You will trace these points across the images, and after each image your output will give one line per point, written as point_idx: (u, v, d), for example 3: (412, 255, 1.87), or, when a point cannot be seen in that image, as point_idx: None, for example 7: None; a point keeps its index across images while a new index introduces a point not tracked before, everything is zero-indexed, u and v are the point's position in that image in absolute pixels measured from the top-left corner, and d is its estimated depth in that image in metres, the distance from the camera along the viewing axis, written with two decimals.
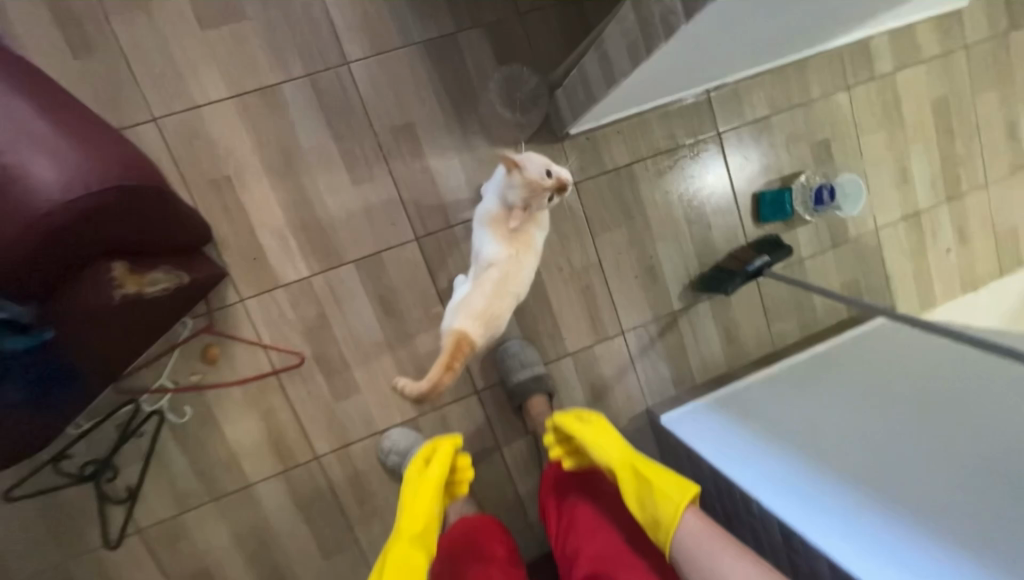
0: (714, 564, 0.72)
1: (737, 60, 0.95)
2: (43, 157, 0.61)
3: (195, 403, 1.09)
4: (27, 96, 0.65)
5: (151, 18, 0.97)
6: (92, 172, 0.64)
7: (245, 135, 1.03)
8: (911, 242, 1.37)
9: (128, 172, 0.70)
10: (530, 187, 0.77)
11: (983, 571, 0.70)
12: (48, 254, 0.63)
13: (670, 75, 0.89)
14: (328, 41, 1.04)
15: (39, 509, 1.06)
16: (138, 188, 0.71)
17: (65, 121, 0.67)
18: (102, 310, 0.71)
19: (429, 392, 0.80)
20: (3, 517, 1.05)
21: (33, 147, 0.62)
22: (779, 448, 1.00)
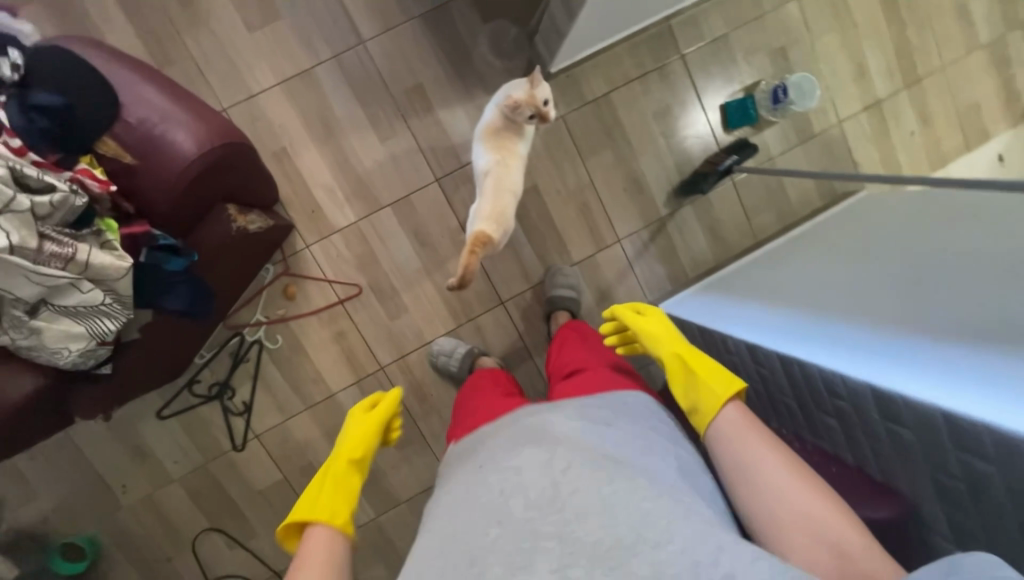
0: (743, 454, 0.67)
1: None
2: (178, 126, 0.85)
3: (284, 332, 1.38)
4: (146, 78, 0.86)
5: (210, 29, 1.24)
6: (210, 133, 0.88)
7: (292, 113, 1.29)
8: (875, 129, 1.53)
9: (230, 131, 0.92)
10: (530, 99, 1.00)
11: (883, 334, 0.84)
12: (191, 197, 0.90)
13: (623, 5, 1.09)
14: (346, 26, 1.28)
15: (183, 424, 1.39)
16: (240, 144, 0.94)
17: (176, 94, 0.88)
18: (225, 238, 1.00)
19: (464, 278, 1.03)
20: (158, 432, 1.38)
21: (167, 119, 0.85)
22: (748, 303, 1.19)
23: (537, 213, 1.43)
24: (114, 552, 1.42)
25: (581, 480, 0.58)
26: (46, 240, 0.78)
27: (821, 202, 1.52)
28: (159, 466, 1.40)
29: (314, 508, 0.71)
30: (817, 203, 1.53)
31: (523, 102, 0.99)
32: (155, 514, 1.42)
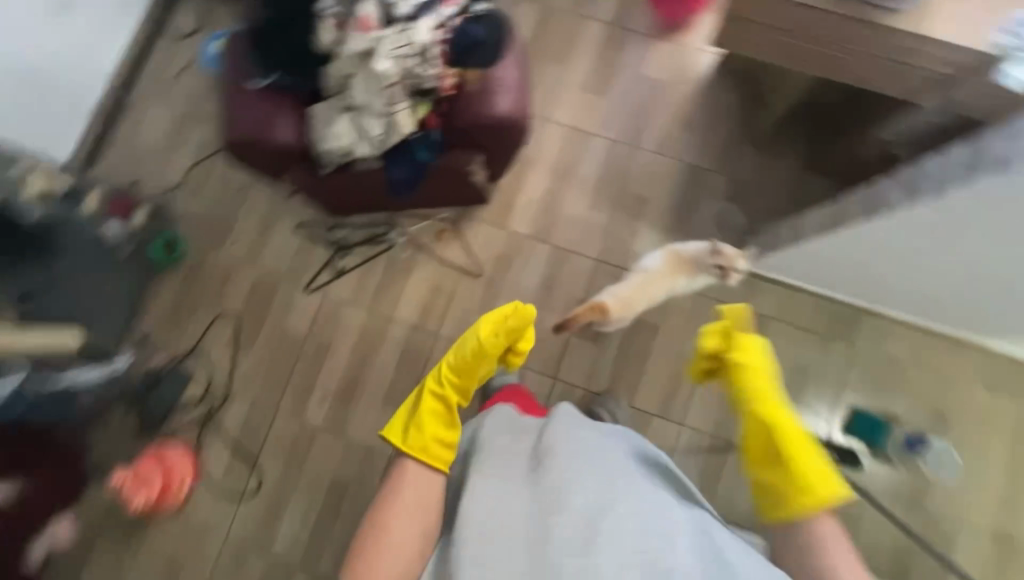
0: None
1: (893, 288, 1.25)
2: (507, 96, 1.18)
3: (411, 253, 1.63)
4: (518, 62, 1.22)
5: (560, 71, 1.67)
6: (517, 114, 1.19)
7: (555, 147, 1.64)
8: (990, 565, 1.35)
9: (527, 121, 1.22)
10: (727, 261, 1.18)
11: None
12: (472, 132, 1.22)
13: (837, 265, 1.24)
14: (635, 130, 1.62)
15: (300, 243, 1.66)
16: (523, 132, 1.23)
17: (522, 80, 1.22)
18: (456, 169, 1.28)
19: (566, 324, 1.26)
20: (283, 233, 1.67)
21: (505, 87, 1.18)
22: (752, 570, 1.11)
23: (642, 345, 1.52)
24: (172, 275, 1.64)
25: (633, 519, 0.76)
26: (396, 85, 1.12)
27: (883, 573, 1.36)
28: (258, 254, 1.66)
29: (424, 452, 0.97)
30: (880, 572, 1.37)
31: (725, 255, 1.17)
32: (221, 279, 1.65)
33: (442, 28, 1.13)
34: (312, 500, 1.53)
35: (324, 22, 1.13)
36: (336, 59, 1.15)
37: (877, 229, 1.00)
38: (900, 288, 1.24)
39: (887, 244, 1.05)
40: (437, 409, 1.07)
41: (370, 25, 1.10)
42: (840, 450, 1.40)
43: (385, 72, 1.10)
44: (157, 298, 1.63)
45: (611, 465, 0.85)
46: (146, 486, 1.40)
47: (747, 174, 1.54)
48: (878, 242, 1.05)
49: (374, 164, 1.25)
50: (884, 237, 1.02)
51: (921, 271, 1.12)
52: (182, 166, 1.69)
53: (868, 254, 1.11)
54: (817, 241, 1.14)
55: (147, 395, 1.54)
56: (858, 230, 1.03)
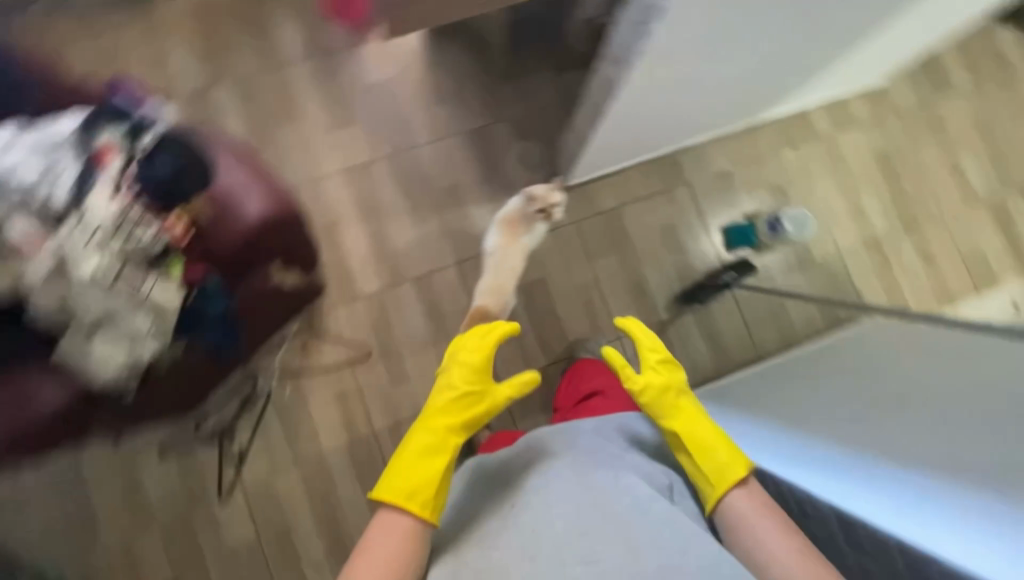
0: (746, 524, 0.78)
1: (679, 127, 1.36)
2: (253, 198, 1.08)
3: (294, 384, 1.48)
4: (241, 159, 1.11)
5: (298, 127, 1.54)
6: (274, 206, 1.09)
7: (347, 195, 1.54)
8: (877, 264, 1.59)
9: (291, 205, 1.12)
10: (542, 199, 1.19)
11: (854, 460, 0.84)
12: (246, 250, 1.10)
13: (629, 140, 1.32)
14: (403, 133, 1.56)
15: (179, 460, 1.44)
16: (294, 216, 1.13)
17: (259, 171, 1.11)
18: (263, 290, 1.16)
19: None
20: (154, 463, 1.44)
21: (245, 191, 1.08)
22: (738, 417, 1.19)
23: (544, 302, 1.54)
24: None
25: (581, 521, 0.74)
26: (123, 271, 0.94)
27: (823, 327, 1.55)
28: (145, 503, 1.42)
29: (417, 499, 0.83)
30: (821, 328, 1.56)
31: (538, 197, 1.18)
32: (126, 551, 1.41)
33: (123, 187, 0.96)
34: None
35: None
36: (36, 292, 0.94)
37: (632, 100, 1.01)
38: (698, 115, 1.29)
39: (653, 104, 1.07)
40: (427, 449, 0.93)
41: (38, 240, 0.91)
42: (732, 267, 1.53)
43: (99, 269, 0.93)
44: None
45: (541, 483, 0.83)
46: None
47: (519, 106, 1.57)
48: (645, 106, 1.07)
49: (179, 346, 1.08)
50: (644, 102, 1.04)
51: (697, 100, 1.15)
52: None
53: (639, 121, 1.18)
54: (606, 131, 1.16)
55: None
56: (621, 110, 1.05)
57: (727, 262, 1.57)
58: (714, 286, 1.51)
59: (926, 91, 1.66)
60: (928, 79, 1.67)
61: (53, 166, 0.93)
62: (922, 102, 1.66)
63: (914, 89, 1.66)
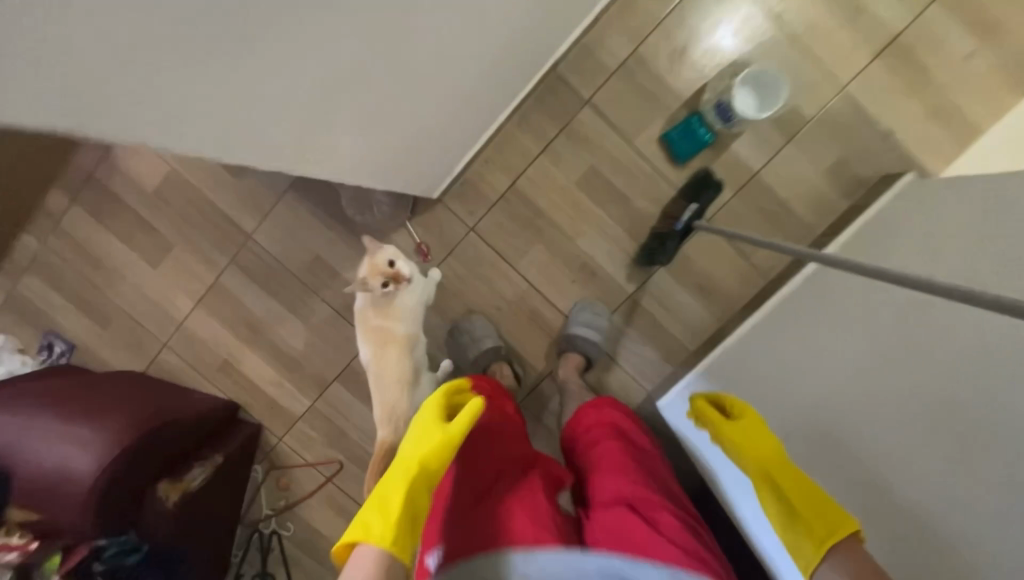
0: None
1: (506, 63, 0.91)
2: (77, 453, 0.92)
3: (290, 521, 1.41)
4: (51, 412, 0.98)
5: (126, 279, 1.29)
6: (107, 446, 0.93)
7: (220, 323, 1.30)
8: (899, 77, 1.07)
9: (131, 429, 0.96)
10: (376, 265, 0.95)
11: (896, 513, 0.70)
12: (115, 499, 0.94)
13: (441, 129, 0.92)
14: (230, 227, 1.24)
15: None
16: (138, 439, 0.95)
17: (74, 415, 0.98)
18: (165, 518, 1.01)
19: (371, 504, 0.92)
20: None
21: (66, 445, 0.93)
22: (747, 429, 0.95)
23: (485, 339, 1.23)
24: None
25: None
26: None
27: (846, 204, 1.11)
28: None
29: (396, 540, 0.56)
30: (844, 206, 1.12)
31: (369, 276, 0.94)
32: None
33: None
34: None
35: None
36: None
37: (365, 160, 0.81)
38: (519, 58, 0.95)
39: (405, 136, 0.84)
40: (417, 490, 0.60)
41: None
42: (691, 197, 1.11)
43: None
44: None
45: None
46: None
47: None
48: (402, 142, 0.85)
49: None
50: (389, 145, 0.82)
51: (477, 76, 0.85)
52: None
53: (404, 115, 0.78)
54: (407, 176, 0.98)
55: None
56: (374, 169, 0.86)
57: (686, 187, 1.12)
58: (674, 235, 1.10)
59: None
60: None
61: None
62: None
63: None
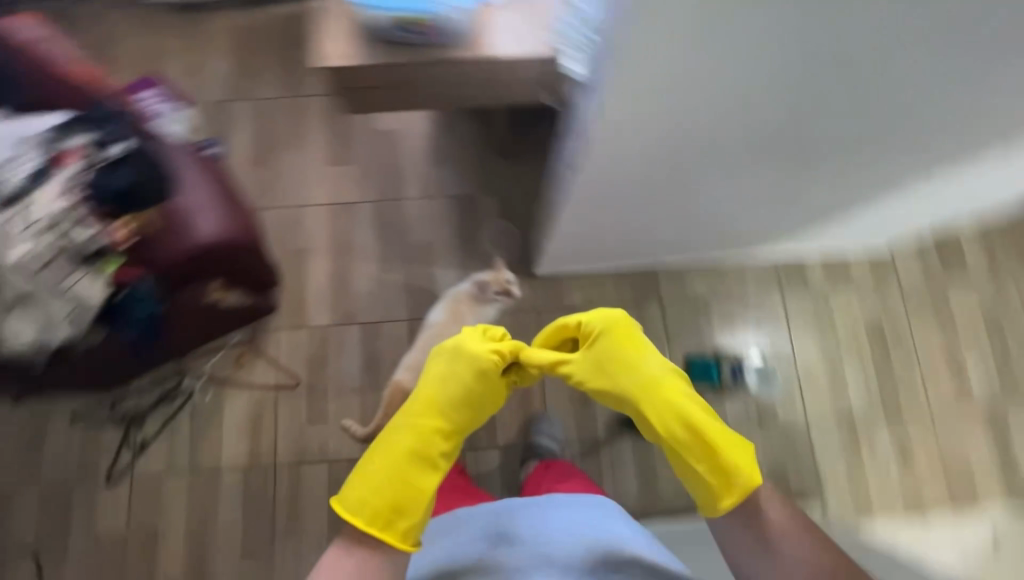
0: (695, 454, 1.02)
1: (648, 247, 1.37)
2: (195, 224, 1.07)
3: (218, 392, 1.48)
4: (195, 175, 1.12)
5: (302, 155, 1.63)
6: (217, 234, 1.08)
7: (323, 227, 1.59)
8: (843, 445, 1.46)
9: (234, 239, 1.10)
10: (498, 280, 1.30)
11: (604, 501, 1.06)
12: (188, 272, 1.09)
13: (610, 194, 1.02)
14: (396, 184, 1.62)
15: (123, 433, 1.45)
16: (230, 249, 1.10)
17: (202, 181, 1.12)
18: (190, 305, 1.18)
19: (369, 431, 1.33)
20: (92, 430, 1.45)
21: (202, 214, 1.09)
22: None
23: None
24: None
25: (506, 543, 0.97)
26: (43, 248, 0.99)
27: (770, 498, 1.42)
28: (41, 467, 1.43)
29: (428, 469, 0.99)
30: None
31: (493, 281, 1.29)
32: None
33: (73, 189, 0.98)
34: None
35: None
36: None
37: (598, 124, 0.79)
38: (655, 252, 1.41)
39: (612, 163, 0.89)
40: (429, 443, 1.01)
41: None
42: None
43: (28, 254, 0.97)
44: None
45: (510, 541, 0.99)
46: None
47: (511, 186, 1.60)
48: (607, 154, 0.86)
49: (46, 362, 1.10)
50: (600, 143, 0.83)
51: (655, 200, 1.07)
52: None
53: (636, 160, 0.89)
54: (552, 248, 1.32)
55: None
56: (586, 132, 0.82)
57: None
58: None
59: (935, 271, 1.58)
60: (938, 260, 1.59)
61: (16, 157, 0.97)
62: (929, 281, 1.57)
63: (921, 267, 1.58)
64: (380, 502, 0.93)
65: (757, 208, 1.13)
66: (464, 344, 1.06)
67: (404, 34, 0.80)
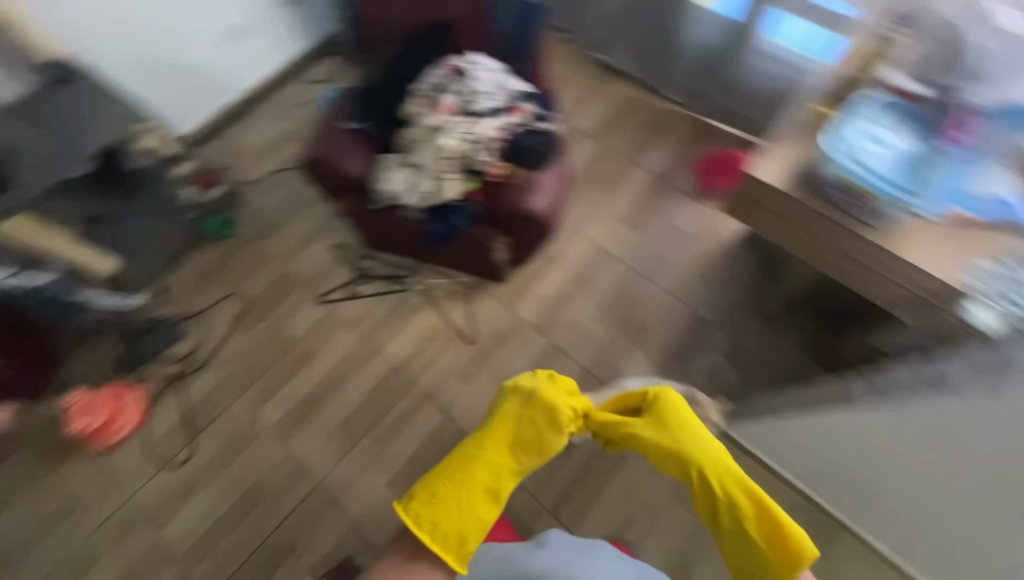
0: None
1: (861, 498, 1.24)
2: (535, 193, 1.33)
3: (423, 302, 1.73)
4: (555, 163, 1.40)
5: (606, 195, 1.85)
6: (543, 208, 1.33)
7: (579, 254, 1.78)
8: None
9: (547, 217, 1.35)
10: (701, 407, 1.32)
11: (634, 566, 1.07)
12: (504, 217, 1.36)
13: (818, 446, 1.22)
14: (657, 268, 1.74)
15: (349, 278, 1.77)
16: (540, 221, 1.35)
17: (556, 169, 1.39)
18: (476, 239, 1.43)
19: None
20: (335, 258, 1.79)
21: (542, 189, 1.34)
22: None
23: (604, 471, 1.43)
24: (215, 248, 1.83)
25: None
26: (452, 150, 1.26)
27: None
28: (293, 255, 1.80)
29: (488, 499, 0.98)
30: None
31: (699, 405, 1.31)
32: (253, 263, 1.80)
33: (503, 131, 1.26)
34: (224, 507, 1.46)
35: (416, 100, 1.25)
36: (411, 127, 1.27)
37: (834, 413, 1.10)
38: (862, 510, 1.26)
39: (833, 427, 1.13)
40: (490, 480, 1.01)
41: (445, 109, 1.22)
42: None
43: (446, 149, 1.25)
44: (191, 266, 1.80)
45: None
46: (90, 414, 1.45)
47: (749, 342, 1.61)
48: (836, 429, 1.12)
49: (376, 208, 1.42)
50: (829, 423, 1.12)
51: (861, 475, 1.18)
52: (266, 168, 1.94)
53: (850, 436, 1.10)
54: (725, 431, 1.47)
55: (136, 336, 1.64)
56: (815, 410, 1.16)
57: None
58: None
59: None
60: None
61: (492, 97, 1.24)
62: None
63: None
64: (450, 527, 0.92)
65: (973, 560, 1.07)
66: (543, 393, 1.08)
67: (850, 193, 1.10)
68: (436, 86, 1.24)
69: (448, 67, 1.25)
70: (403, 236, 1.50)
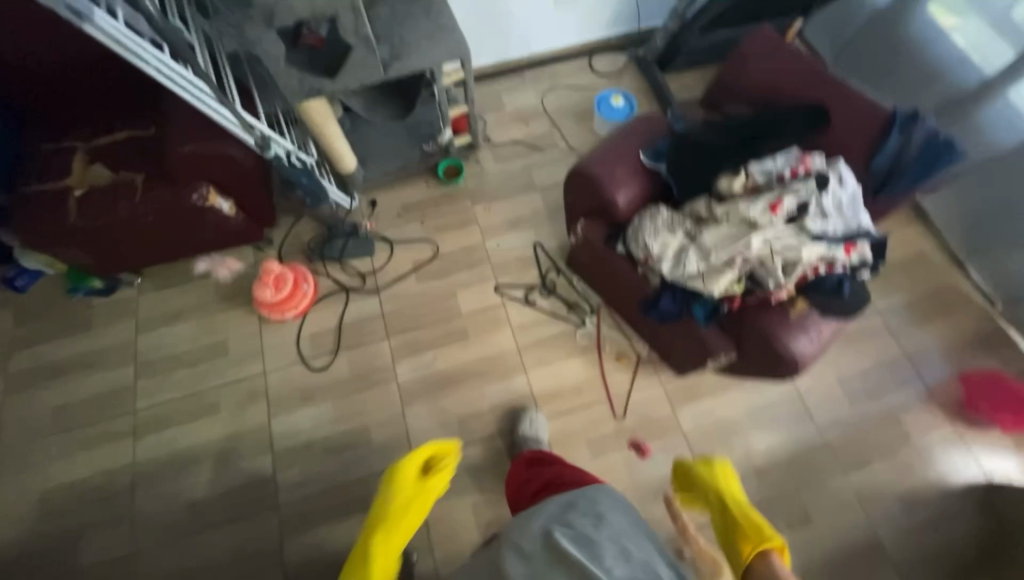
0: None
1: None
2: (802, 334, 1.12)
3: (587, 345, 1.59)
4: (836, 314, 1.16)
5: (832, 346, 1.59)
6: (802, 355, 1.12)
7: (770, 392, 1.54)
8: None
9: (798, 365, 1.13)
10: None
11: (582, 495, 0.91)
12: (750, 337, 1.16)
13: None
14: (849, 458, 1.47)
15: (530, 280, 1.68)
16: (788, 364, 1.13)
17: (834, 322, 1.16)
18: (697, 338, 1.22)
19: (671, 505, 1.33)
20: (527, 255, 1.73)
21: (811, 335, 1.12)
22: None
23: None
24: (431, 187, 1.85)
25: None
26: (755, 251, 1.08)
27: None
28: (492, 231, 1.78)
29: None
30: None
31: None
32: (455, 219, 1.80)
33: (824, 261, 1.07)
34: (330, 429, 1.47)
35: (748, 183, 1.13)
36: (725, 206, 1.13)
37: None
38: None
39: None
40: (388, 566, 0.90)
41: (778, 209, 1.08)
42: None
43: (752, 246, 1.08)
44: (405, 192, 1.84)
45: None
46: (275, 288, 1.54)
47: None
48: None
49: (617, 249, 1.30)
50: None
51: None
52: (508, 140, 1.94)
53: None
54: None
55: (332, 232, 1.70)
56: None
57: None
58: None
59: None
60: None
61: (836, 221, 1.07)
62: None
63: None
64: None
65: None
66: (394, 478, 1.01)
67: None
68: (780, 182, 1.11)
69: (804, 167, 1.11)
70: (618, 285, 1.35)
